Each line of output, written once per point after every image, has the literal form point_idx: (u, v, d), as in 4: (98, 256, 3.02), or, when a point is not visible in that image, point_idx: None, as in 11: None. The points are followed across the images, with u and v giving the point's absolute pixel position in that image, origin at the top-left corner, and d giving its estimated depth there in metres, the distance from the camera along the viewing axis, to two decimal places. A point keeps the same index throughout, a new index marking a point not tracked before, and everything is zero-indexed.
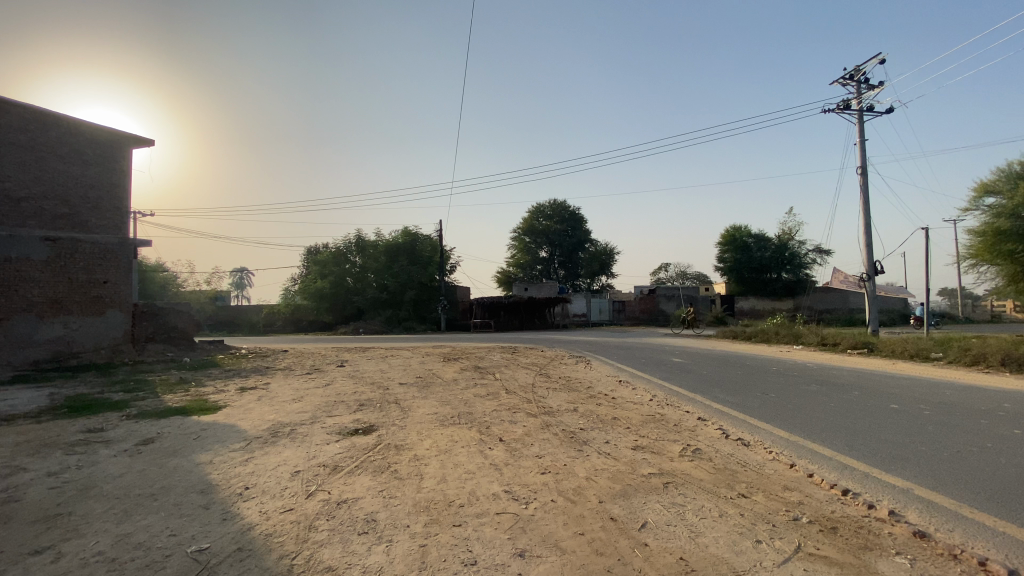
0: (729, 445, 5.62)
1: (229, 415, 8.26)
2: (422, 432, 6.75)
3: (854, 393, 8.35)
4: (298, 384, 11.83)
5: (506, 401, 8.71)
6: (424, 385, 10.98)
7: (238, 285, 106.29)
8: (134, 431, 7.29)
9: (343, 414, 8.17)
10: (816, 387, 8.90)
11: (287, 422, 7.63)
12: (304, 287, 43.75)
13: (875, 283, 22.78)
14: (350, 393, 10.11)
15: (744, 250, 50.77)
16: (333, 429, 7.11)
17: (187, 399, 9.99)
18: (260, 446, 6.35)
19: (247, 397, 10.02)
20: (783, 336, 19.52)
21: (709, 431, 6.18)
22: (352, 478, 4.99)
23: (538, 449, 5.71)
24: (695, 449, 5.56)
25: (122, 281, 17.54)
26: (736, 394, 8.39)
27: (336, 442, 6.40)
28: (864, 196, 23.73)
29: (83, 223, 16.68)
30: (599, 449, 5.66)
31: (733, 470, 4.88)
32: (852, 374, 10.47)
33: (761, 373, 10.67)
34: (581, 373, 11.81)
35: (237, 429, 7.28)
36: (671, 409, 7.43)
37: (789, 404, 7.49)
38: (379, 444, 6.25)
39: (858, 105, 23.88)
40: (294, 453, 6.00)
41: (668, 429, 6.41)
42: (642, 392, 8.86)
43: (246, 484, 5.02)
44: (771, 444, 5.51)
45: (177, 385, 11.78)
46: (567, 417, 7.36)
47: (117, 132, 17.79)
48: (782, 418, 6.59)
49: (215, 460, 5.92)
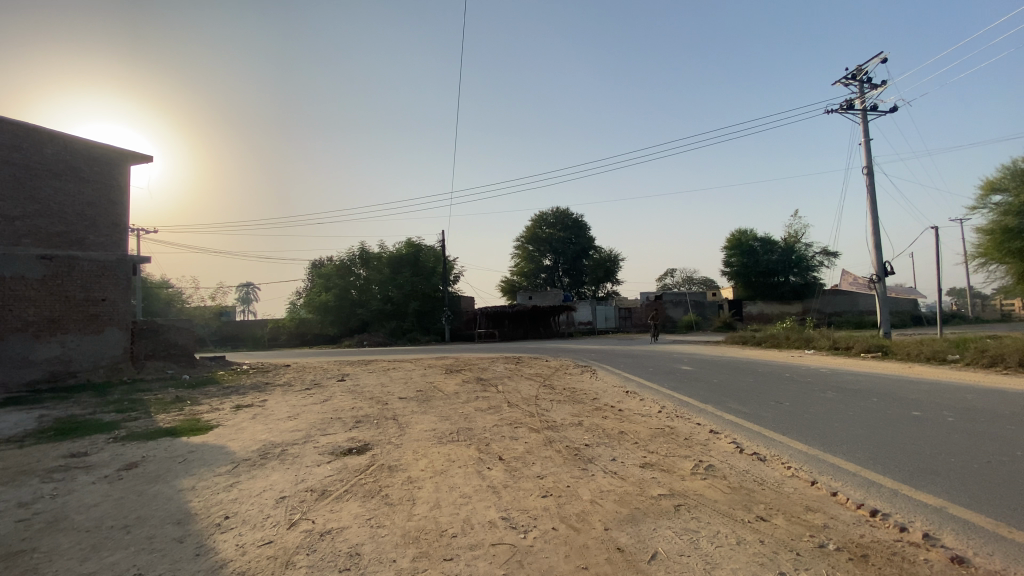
0: (745, 460, 5.23)
1: (219, 436, 7.96)
2: (418, 451, 6.41)
3: (873, 400, 7.92)
4: (295, 400, 11.55)
5: (507, 416, 8.35)
6: (424, 399, 10.62)
7: (245, 299, 106.90)
8: (119, 455, 7.01)
9: (338, 432, 7.83)
10: (833, 394, 8.47)
11: (278, 442, 7.31)
12: (308, 301, 43.69)
13: (885, 284, 22.25)
14: (348, 409, 9.78)
15: (749, 254, 50.22)
16: (325, 449, 6.77)
17: (180, 418, 9.71)
18: (247, 470, 6.03)
19: (241, 416, 9.72)
20: (793, 341, 19.00)
21: (722, 445, 5.79)
22: (340, 505, 4.66)
23: (540, 468, 5.36)
24: (708, 465, 5.19)
25: (120, 298, 17.39)
26: (749, 403, 7.98)
27: (327, 464, 6.07)
28: (870, 196, 23.29)
29: (80, 241, 16.57)
30: (605, 468, 5.29)
31: (749, 489, 4.50)
32: (869, 379, 10.01)
33: (773, 381, 10.23)
34: (586, 384, 11.43)
35: (226, 450, 6.97)
36: (681, 422, 7.05)
37: (805, 414, 7.09)
38: (372, 465, 5.92)
39: (861, 104, 23.54)
40: (282, 477, 5.68)
41: (679, 443, 6.04)
42: (650, 404, 8.48)
43: (226, 514, 4.70)
44: (790, 459, 5.11)
45: (172, 403, 11.53)
46: (571, 432, 6.99)
47: (114, 149, 17.76)
48: (800, 430, 6.18)
49: (198, 485, 5.61)
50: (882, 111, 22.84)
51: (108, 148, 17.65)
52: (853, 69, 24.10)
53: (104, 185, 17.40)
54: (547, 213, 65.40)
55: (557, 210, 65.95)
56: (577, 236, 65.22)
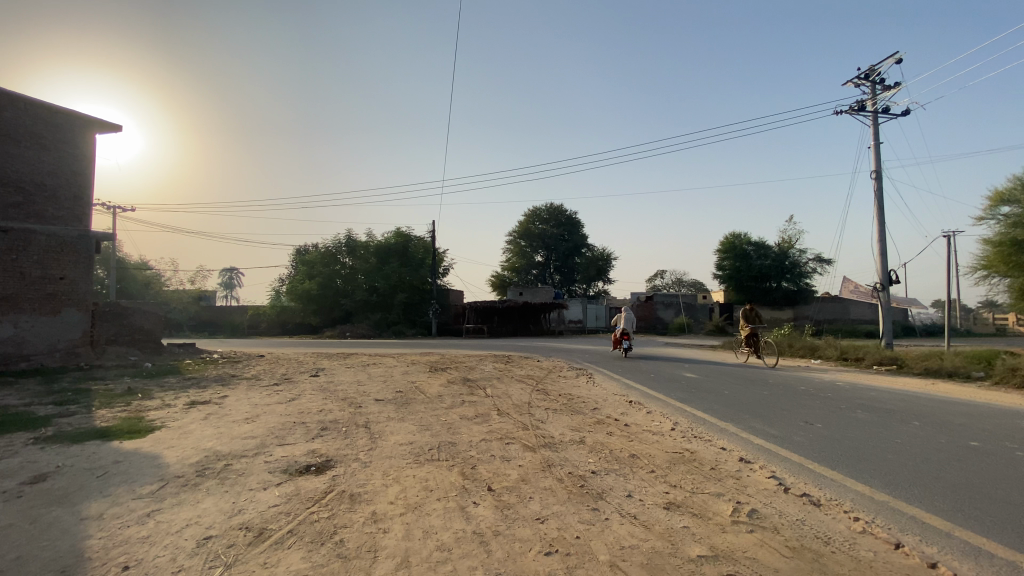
0: (795, 505, 4.18)
1: (159, 441, 6.75)
2: (389, 473, 5.26)
3: (914, 424, 6.95)
4: (260, 397, 10.33)
5: (497, 427, 7.25)
6: (403, 403, 9.46)
7: (229, 284, 104.57)
8: (29, 464, 5.79)
9: (297, 442, 6.66)
10: (866, 416, 7.45)
11: (224, 453, 6.12)
12: (291, 288, 42.13)
13: (889, 293, 21.51)
14: (315, 413, 8.60)
15: (744, 258, 49.47)
16: (276, 466, 5.60)
17: (121, 415, 8.47)
18: (176, 491, 4.88)
19: (192, 415, 8.49)
20: (798, 348, 18.10)
21: (760, 481, 4.75)
22: (279, 556, 3.53)
23: (539, 507, 4.24)
24: (752, 510, 4.13)
25: (81, 278, 15.91)
26: (775, 423, 6.96)
27: (276, 487, 4.93)
28: (878, 202, 22.52)
29: (39, 213, 15.17)
30: (620, 509, 4.20)
31: (817, 553, 3.43)
32: (897, 397, 9.06)
33: (790, 394, 9.24)
34: (584, 391, 10.34)
35: (158, 462, 5.77)
36: (701, 444, 5.99)
37: (846, 440, 6.06)
38: (330, 492, 4.75)
39: (873, 107, 22.61)
40: (215, 506, 4.52)
41: (706, 474, 4.99)
42: (660, 419, 7.41)
43: (127, 562, 3.54)
44: (853, 506, 4.10)
45: (119, 397, 10.20)
46: (572, 452, 5.92)
47: (81, 115, 16.31)
48: (849, 463, 5.18)
49: (107, 513, 4.44)
50: (895, 114, 21.99)
51: (71, 113, 16.14)
52: (866, 69, 23.16)
53: (68, 154, 15.96)
54: (542, 208, 64.32)
55: (551, 206, 64.70)
56: (571, 233, 64.32)
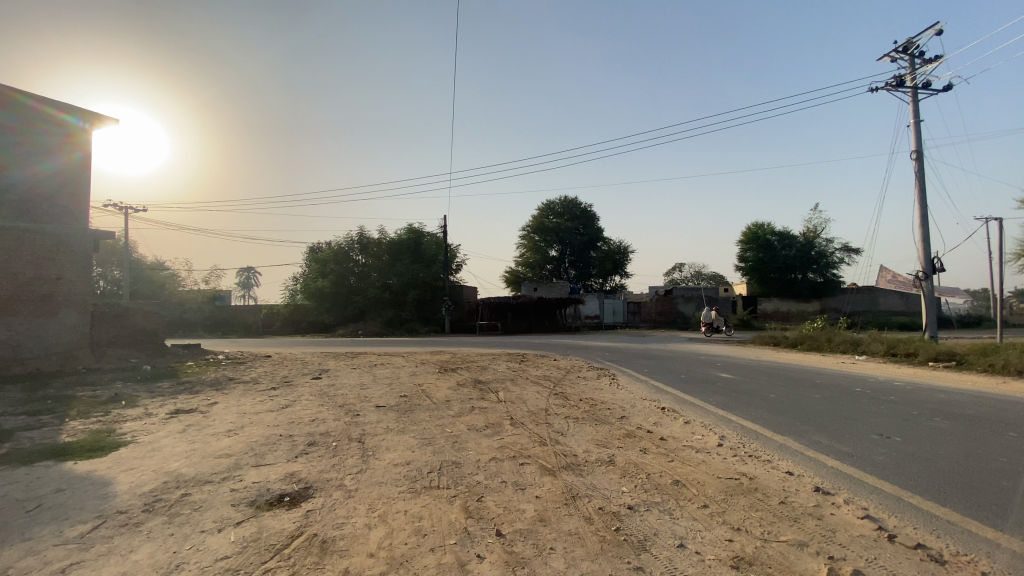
0: (910, 564, 3.08)
1: (118, 462, 5.82)
2: (376, 509, 4.24)
3: (1010, 436, 5.73)
4: (250, 404, 9.43)
5: (509, 442, 6.20)
6: (406, 411, 8.46)
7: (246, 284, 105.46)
8: None
9: (277, 462, 5.68)
10: (949, 425, 6.23)
11: (187, 479, 5.16)
12: (303, 287, 41.55)
13: (933, 282, 19.95)
14: (306, 423, 7.64)
15: (767, 249, 47.82)
16: (242, 497, 4.61)
17: (92, 428, 7.58)
18: (107, 535, 3.92)
19: (170, 427, 7.58)
20: (837, 344, 16.68)
21: (853, 523, 3.62)
22: None
23: (562, 567, 3.18)
24: (855, 572, 3.01)
25: (79, 278, 15.03)
26: (842, 436, 5.81)
27: (235, 528, 3.95)
28: (918, 186, 20.93)
29: (35, 212, 14.45)
30: (671, 569, 3.13)
31: None
32: (972, 400, 7.78)
33: (847, 398, 8.01)
34: (608, 395, 9.25)
35: (107, 492, 4.85)
36: (759, 467, 4.88)
37: (941, 461, 4.87)
38: (297, 538, 3.75)
39: (912, 82, 20.94)
40: (146, 558, 3.53)
41: (777, 511, 3.89)
42: (702, 432, 6.28)
43: None
44: (997, 568, 2.99)
45: (98, 407, 9.31)
46: (600, 476, 4.86)
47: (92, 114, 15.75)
48: (961, 496, 4.03)
49: (16, 566, 3.49)
50: (936, 89, 20.35)
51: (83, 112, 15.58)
52: (904, 42, 21.49)
53: (70, 155, 15.29)
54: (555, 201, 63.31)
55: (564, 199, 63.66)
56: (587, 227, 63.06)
